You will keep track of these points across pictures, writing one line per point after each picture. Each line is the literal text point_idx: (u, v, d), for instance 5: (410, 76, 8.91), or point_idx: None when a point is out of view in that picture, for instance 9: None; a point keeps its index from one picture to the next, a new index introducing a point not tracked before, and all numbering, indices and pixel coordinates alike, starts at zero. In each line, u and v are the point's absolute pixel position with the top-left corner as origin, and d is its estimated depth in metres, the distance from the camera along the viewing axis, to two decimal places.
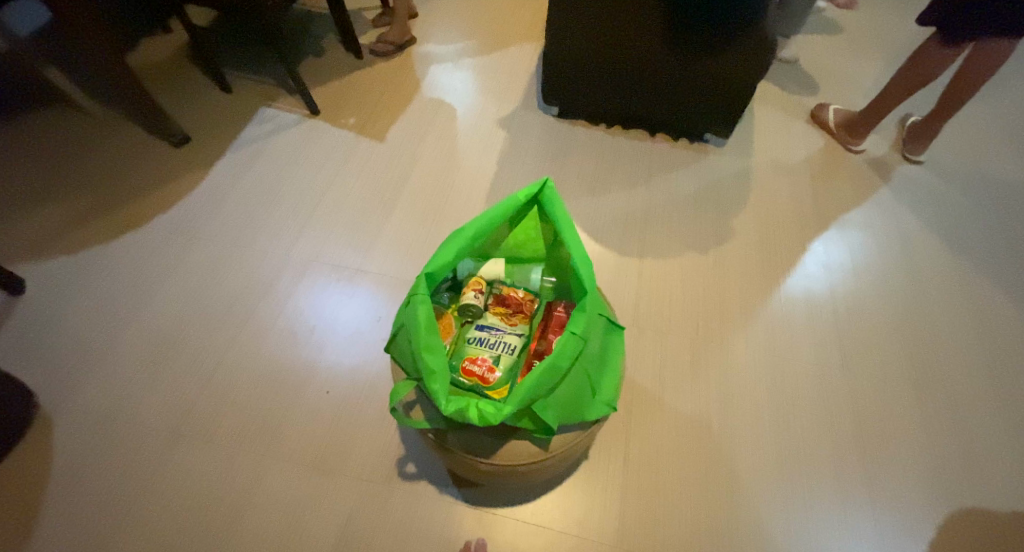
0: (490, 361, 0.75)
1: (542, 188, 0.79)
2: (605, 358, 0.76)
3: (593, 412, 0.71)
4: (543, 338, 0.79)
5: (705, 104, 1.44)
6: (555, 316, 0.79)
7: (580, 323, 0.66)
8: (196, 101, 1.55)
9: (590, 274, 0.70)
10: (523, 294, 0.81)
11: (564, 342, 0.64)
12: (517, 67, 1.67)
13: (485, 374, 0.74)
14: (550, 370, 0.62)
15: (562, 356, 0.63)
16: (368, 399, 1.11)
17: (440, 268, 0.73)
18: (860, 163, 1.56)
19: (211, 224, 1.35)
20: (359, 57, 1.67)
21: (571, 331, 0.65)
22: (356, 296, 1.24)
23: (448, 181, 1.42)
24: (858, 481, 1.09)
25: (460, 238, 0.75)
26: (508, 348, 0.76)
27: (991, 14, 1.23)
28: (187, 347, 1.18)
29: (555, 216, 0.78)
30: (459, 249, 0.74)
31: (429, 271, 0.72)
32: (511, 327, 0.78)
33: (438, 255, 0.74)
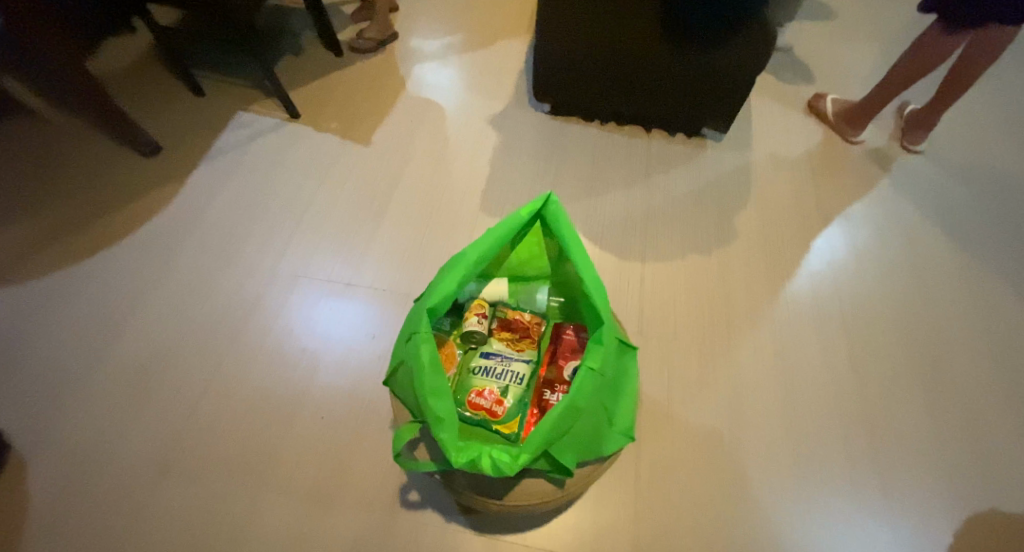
0: (498, 393, 0.71)
1: (546, 203, 0.73)
2: (620, 384, 0.72)
3: (610, 446, 0.68)
4: (553, 365, 0.76)
5: (702, 99, 1.39)
6: (565, 340, 0.77)
7: (596, 358, 0.62)
8: (167, 107, 1.46)
9: (604, 301, 0.67)
10: (530, 317, 0.78)
11: (581, 381, 0.60)
12: (505, 62, 1.61)
13: (493, 408, 0.70)
14: (568, 412, 0.59)
15: (578, 396, 0.59)
16: (365, 422, 1.06)
17: (441, 299, 0.69)
18: (859, 155, 1.53)
19: (190, 240, 1.27)
20: (339, 55, 1.58)
21: (588, 368, 0.61)
22: (349, 312, 1.17)
23: (439, 185, 1.36)
24: (873, 488, 1.06)
25: (462, 265, 0.71)
26: (516, 378, 0.72)
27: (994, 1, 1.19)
28: (170, 373, 1.12)
29: (560, 233, 0.72)
30: (461, 277, 0.70)
31: (431, 306, 0.67)
32: (519, 354, 0.75)
33: (440, 285, 0.69)
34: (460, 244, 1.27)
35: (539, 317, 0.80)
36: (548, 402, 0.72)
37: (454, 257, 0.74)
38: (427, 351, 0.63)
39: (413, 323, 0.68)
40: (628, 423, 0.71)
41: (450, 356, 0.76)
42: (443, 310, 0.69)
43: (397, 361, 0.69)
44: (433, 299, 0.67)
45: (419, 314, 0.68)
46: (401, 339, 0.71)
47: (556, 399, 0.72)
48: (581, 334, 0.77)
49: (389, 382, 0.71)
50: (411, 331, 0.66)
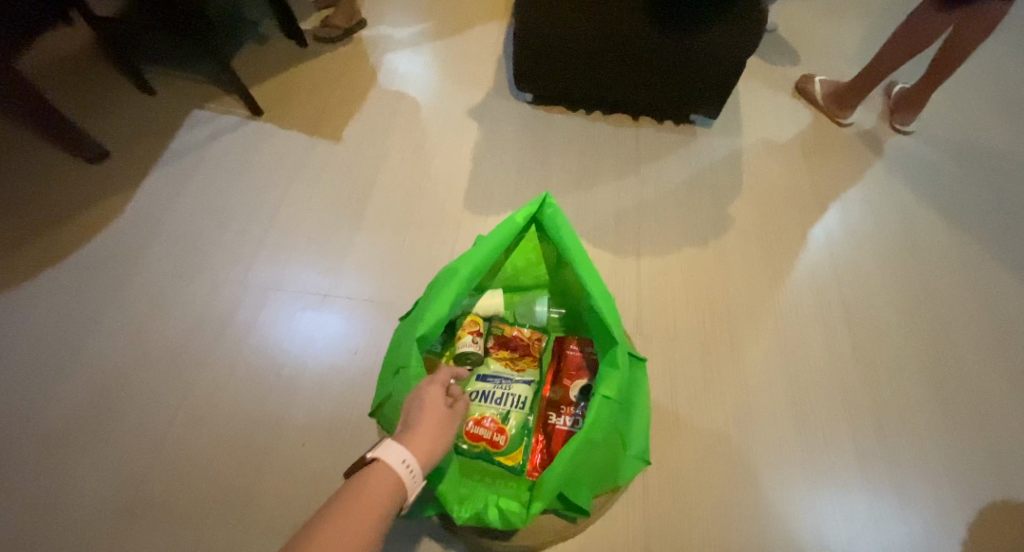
0: (500, 420, 0.73)
1: (542, 204, 0.76)
2: (634, 397, 0.72)
3: (628, 471, 0.68)
4: (556, 385, 0.81)
5: (692, 83, 1.32)
6: (571, 358, 0.82)
7: (612, 385, 0.65)
8: (114, 107, 1.34)
9: (616, 320, 0.69)
10: (529, 333, 0.83)
11: (597, 412, 0.63)
12: (482, 49, 1.52)
13: (495, 439, 0.71)
14: (585, 446, 0.62)
15: (596, 426, 0.62)
16: (352, 444, 0.98)
17: (434, 322, 0.73)
18: (850, 138, 1.49)
19: (148, 255, 1.16)
20: (304, 46, 1.47)
21: (604, 396, 0.64)
22: (328, 324, 1.09)
23: (419, 183, 1.27)
24: (887, 484, 1.03)
25: (454, 285, 0.75)
26: (517, 401, 0.75)
27: None
28: (132, 402, 1.02)
29: (556, 233, 0.76)
30: (454, 297, 0.75)
31: (422, 336, 0.72)
32: (520, 374, 0.79)
33: (431, 309, 0.74)
34: (445, 245, 1.19)
35: (539, 332, 0.85)
36: (555, 425, 0.76)
37: (446, 274, 0.79)
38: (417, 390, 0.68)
39: (402, 354, 0.73)
40: (643, 447, 0.70)
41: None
42: (434, 338, 0.73)
43: (383, 395, 0.74)
44: (423, 330, 0.71)
45: (410, 345, 0.72)
46: (391, 366, 0.75)
47: (562, 422, 0.76)
48: (584, 351, 0.83)
49: (375, 413, 0.76)
50: (400, 365, 0.71)
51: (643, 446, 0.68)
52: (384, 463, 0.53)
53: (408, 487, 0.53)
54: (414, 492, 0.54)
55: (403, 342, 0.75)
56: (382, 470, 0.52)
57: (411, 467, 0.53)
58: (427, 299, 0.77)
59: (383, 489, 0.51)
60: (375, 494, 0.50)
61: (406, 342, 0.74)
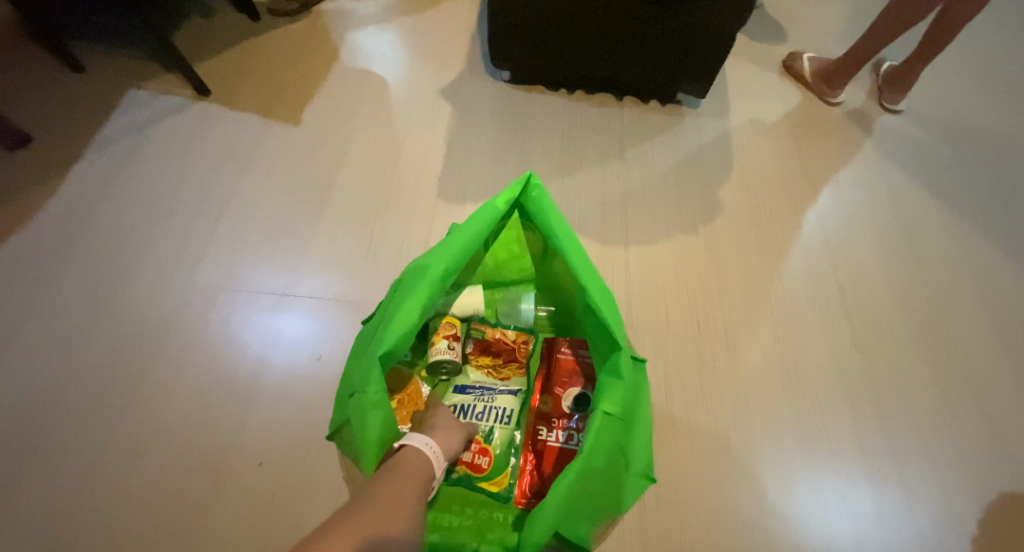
0: (482, 439, 0.71)
1: (527, 186, 0.73)
2: (639, 404, 0.67)
3: (636, 492, 0.63)
4: (547, 395, 0.75)
5: (677, 60, 1.24)
6: (563, 360, 0.76)
7: (613, 400, 0.60)
8: (40, 88, 1.20)
9: (616, 324, 0.64)
10: (515, 335, 0.78)
11: (598, 430, 0.58)
12: (453, 24, 1.41)
13: (477, 462, 0.68)
14: (586, 470, 0.57)
15: (596, 447, 0.57)
16: (319, 460, 0.89)
17: (404, 333, 0.64)
18: (840, 117, 1.43)
19: (78, 255, 1.04)
20: (257, 20, 1.34)
21: (604, 412, 0.59)
22: (288, 326, 0.99)
23: (388, 169, 1.17)
24: (892, 480, 0.99)
25: (424, 285, 0.67)
26: (501, 415, 0.73)
27: None
28: (61, 420, 0.91)
29: (542, 213, 0.71)
30: (427, 301, 0.66)
31: (387, 350, 0.63)
32: (505, 383, 0.76)
33: (398, 317, 0.65)
34: (418, 236, 1.09)
35: (525, 333, 0.79)
36: (546, 441, 0.71)
37: (417, 270, 0.71)
38: (378, 419, 0.59)
39: (360, 372, 0.63)
40: (649, 463, 0.65)
41: (415, 397, 0.74)
42: (400, 352, 0.64)
43: (342, 418, 0.66)
44: (387, 345, 0.62)
45: (371, 361, 0.63)
46: (350, 383, 0.66)
47: (554, 437, 0.71)
48: (578, 352, 0.77)
49: (334, 436, 0.67)
50: (358, 386, 0.61)
51: (648, 463, 0.63)
52: (412, 448, 0.59)
53: (435, 470, 0.59)
54: (439, 473, 0.60)
55: (365, 354, 0.66)
56: (412, 454, 0.59)
57: (436, 451, 0.60)
58: (393, 302, 0.68)
59: (418, 470, 0.57)
60: (411, 470, 0.57)
61: (367, 356, 0.65)
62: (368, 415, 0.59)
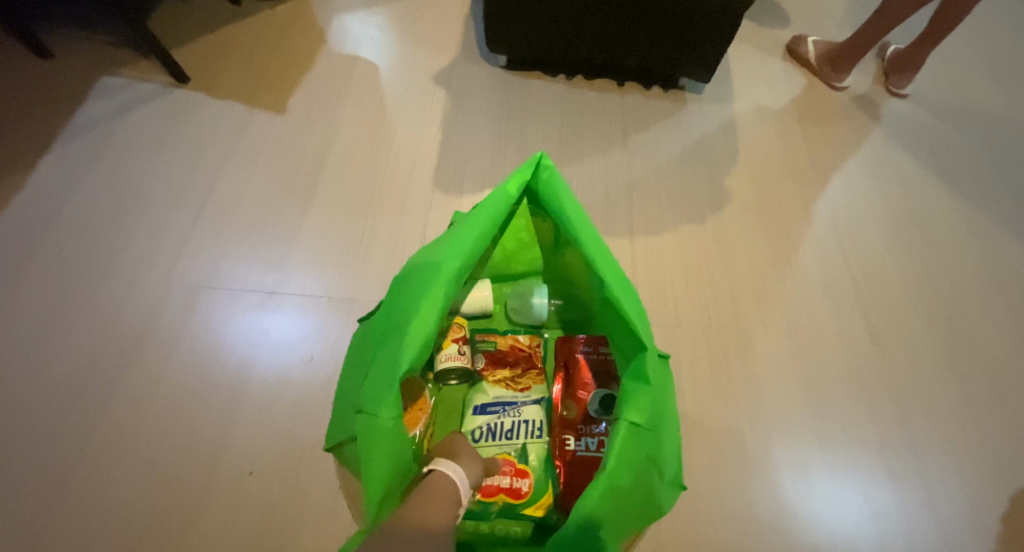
0: (515, 460, 0.65)
1: (537, 168, 0.68)
2: (667, 407, 0.62)
3: (667, 502, 0.58)
4: (569, 401, 0.70)
5: (682, 43, 1.18)
6: (578, 361, 0.72)
7: (640, 408, 0.55)
8: (5, 74, 1.12)
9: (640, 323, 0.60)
10: (529, 338, 0.77)
11: (625, 441, 0.54)
12: (445, 7, 1.35)
13: (517, 486, 0.63)
14: (614, 487, 0.52)
15: (624, 460, 0.53)
16: (312, 469, 0.84)
17: (420, 346, 0.58)
18: (845, 102, 1.39)
19: (48, 253, 0.97)
20: (237, 4, 1.27)
21: (631, 422, 0.55)
22: (276, 326, 0.93)
23: (380, 158, 1.11)
24: (913, 473, 0.96)
25: (440, 288, 0.61)
26: (530, 428, 0.69)
27: None
28: (30, 430, 0.84)
29: (553, 198, 0.66)
30: (442, 307, 0.60)
31: (404, 366, 0.56)
32: (524, 393, 0.72)
33: (414, 326, 0.58)
34: (414, 230, 1.04)
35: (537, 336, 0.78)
36: (575, 452, 0.66)
37: (424, 267, 0.64)
38: (389, 448, 0.53)
39: (371, 388, 0.57)
40: (679, 469, 0.60)
41: (422, 404, 0.69)
42: (416, 366, 0.58)
43: (348, 434, 0.59)
44: (406, 361, 0.56)
45: (386, 377, 0.56)
46: (356, 397, 0.60)
47: (585, 447, 0.66)
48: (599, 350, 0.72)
49: (337, 451, 0.61)
50: (368, 404, 0.55)
51: (679, 470, 0.59)
52: (437, 472, 0.52)
53: (464, 498, 0.52)
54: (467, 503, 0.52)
55: (373, 364, 0.60)
56: (439, 477, 0.52)
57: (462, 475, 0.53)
58: (403, 304, 0.62)
59: (445, 495, 0.50)
60: (433, 489, 0.50)
61: (376, 369, 0.58)
62: (381, 442, 0.53)
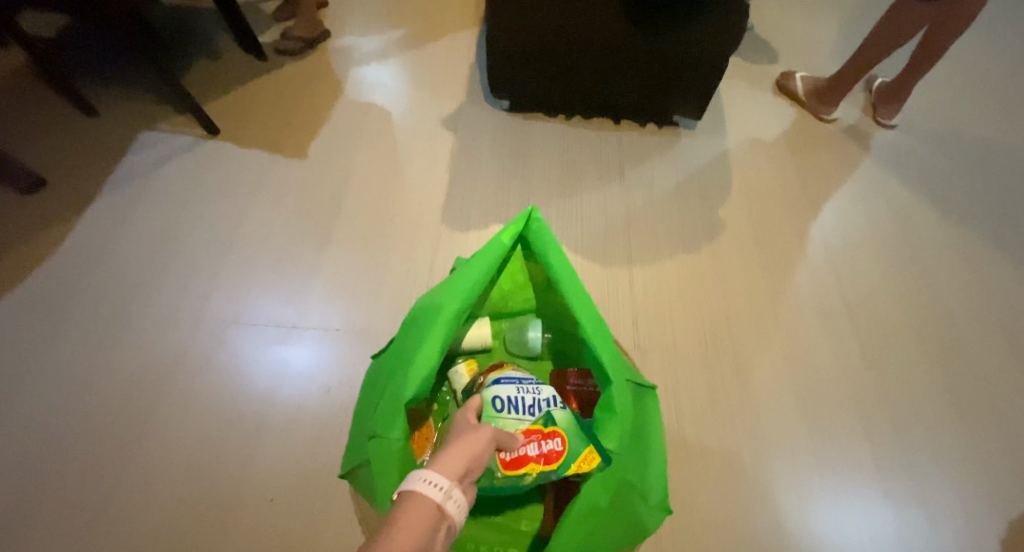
0: (541, 424, 0.61)
1: (529, 220, 0.74)
2: (646, 435, 0.69)
3: (653, 524, 0.64)
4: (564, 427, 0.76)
5: (674, 84, 1.26)
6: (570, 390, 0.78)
7: (610, 435, 0.62)
8: (56, 131, 1.23)
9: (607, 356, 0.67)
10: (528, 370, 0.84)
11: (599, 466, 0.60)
12: (453, 56, 1.45)
13: (551, 448, 0.59)
14: (590, 507, 0.59)
15: (598, 483, 0.60)
16: (329, 494, 0.89)
17: (425, 377, 0.65)
18: (835, 134, 1.45)
19: (92, 293, 1.05)
20: (262, 60, 1.38)
21: (603, 449, 0.61)
22: (298, 360, 1.00)
23: (393, 198, 1.19)
24: (910, 495, 0.98)
25: (441, 325, 0.68)
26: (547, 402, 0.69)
27: None
28: (74, 461, 0.91)
29: (545, 246, 0.73)
30: (443, 344, 0.68)
31: (411, 396, 0.64)
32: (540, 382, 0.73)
33: (418, 361, 0.66)
34: (424, 264, 1.11)
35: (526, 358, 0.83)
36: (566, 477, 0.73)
37: (430, 308, 0.72)
38: (398, 466, 0.60)
39: (381, 415, 0.64)
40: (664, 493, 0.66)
41: (427, 431, 0.75)
42: (421, 395, 0.65)
43: (361, 459, 0.66)
44: (411, 392, 0.63)
45: (393, 406, 0.64)
46: (369, 423, 0.67)
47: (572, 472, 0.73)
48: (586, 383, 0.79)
49: (351, 476, 0.67)
50: (379, 430, 0.62)
51: (664, 493, 0.64)
52: (409, 494, 0.40)
53: (444, 503, 0.40)
54: (456, 511, 0.41)
55: (384, 395, 0.67)
56: (410, 501, 0.40)
57: (438, 485, 0.41)
58: (411, 343, 0.69)
59: (412, 514, 0.39)
60: (407, 520, 0.38)
61: (386, 398, 0.65)
62: (390, 461, 0.60)
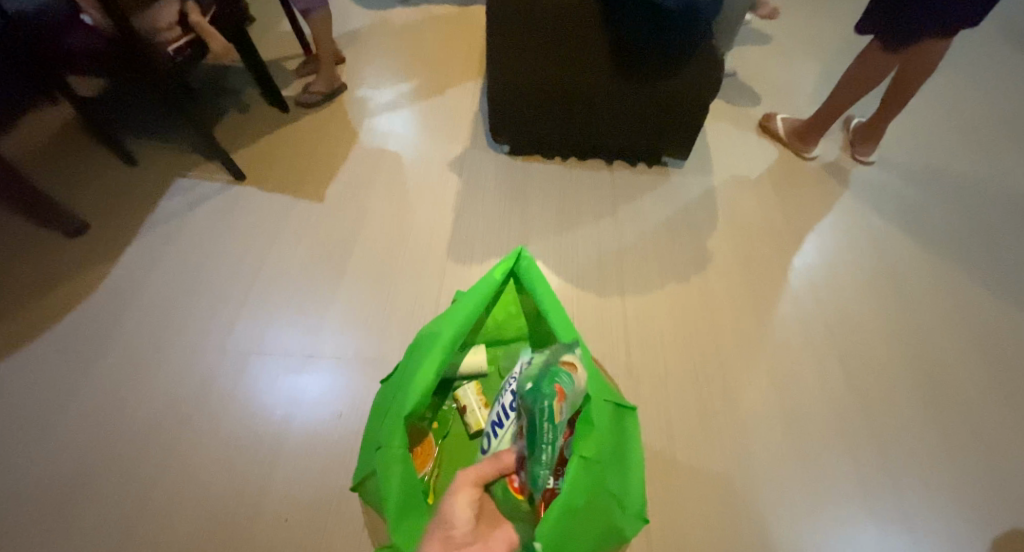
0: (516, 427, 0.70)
1: (519, 258, 0.83)
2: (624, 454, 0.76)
3: (630, 531, 0.71)
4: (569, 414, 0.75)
5: (661, 128, 1.36)
6: None
7: (589, 445, 0.68)
8: (97, 179, 1.36)
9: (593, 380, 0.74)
10: None
11: (577, 473, 0.66)
12: (459, 105, 1.57)
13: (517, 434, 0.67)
14: (569, 509, 0.64)
15: (576, 486, 0.65)
16: (340, 511, 0.95)
17: (423, 395, 0.73)
18: (816, 171, 1.55)
19: (126, 326, 1.15)
20: (285, 111, 1.51)
21: (582, 456, 0.67)
22: (312, 387, 1.08)
23: (404, 236, 1.29)
24: (893, 513, 1.03)
25: (438, 349, 0.77)
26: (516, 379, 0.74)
27: (929, 27, 1.19)
28: (106, 484, 0.98)
29: (533, 282, 0.82)
30: (439, 366, 0.76)
31: (410, 409, 0.72)
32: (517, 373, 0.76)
33: (416, 380, 0.74)
34: (431, 296, 1.19)
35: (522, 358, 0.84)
36: None
37: (430, 336, 0.81)
38: (400, 471, 0.67)
39: (385, 429, 0.72)
40: (641, 505, 0.74)
41: (428, 448, 0.83)
42: (419, 411, 0.74)
43: (367, 469, 0.73)
44: (410, 405, 0.72)
45: (395, 420, 0.72)
46: (375, 437, 0.75)
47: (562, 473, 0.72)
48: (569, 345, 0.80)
49: (357, 487, 0.75)
50: (384, 441, 0.70)
51: (641, 505, 0.73)
52: None
53: None
54: None
55: (388, 412, 0.75)
56: None
57: None
58: (411, 365, 0.78)
59: None
60: None
61: (390, 414, 0.74)
62: (393, 467, 0.68)
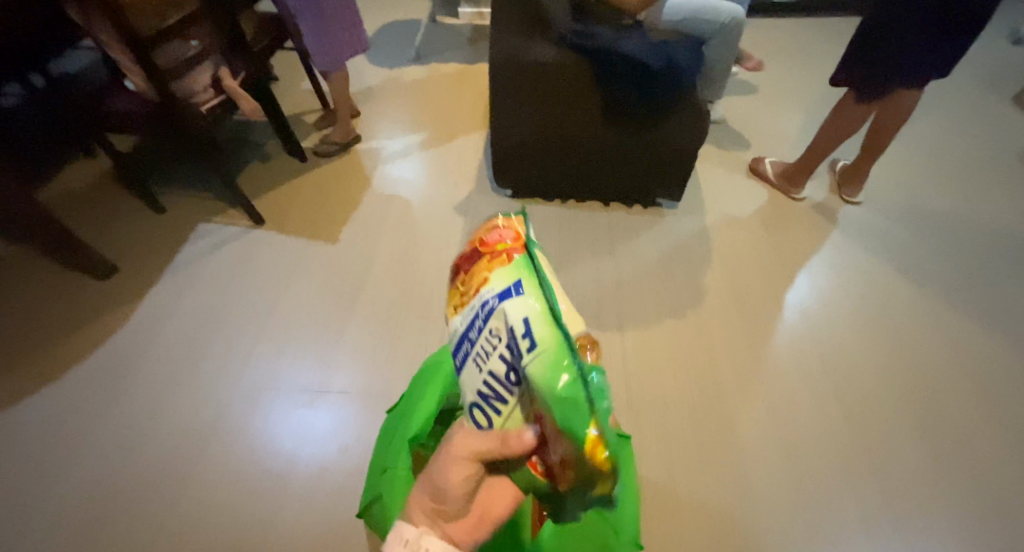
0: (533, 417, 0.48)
1: None
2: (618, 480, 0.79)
3: None
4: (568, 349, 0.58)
5: (654, 173, 1.45)
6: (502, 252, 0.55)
7: None
8: (126, 224, 1.45)
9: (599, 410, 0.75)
10: None
11: None
12: (465, 153, 1.67)
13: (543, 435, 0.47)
14: None
15: None
16: (348, 542, 0.98)
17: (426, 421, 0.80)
18: (805, 210, 1.62)
19: (147, 364, 1.20)
20: (303, 160, 1.62)
21: None
22: (322, 421, 1.12)
23: (413, 275, 1.35)
24: (893, 544, 1.05)
25: (442, 379, 0.83)
26: (499, 342, 0.50)
27: (903, 79, 1.28)
28: (122, 517, 1.01)
29: None
30: (442, 394, 0.82)
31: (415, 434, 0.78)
32: (495, 327, 0.50)
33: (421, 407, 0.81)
34: (438, 332, 1.25)
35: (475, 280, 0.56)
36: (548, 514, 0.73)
37: (433, 368, 0.87)
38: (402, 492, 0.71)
39: (391, 453, 0.77)
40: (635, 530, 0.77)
41: None
42: (423, 437, 0.79)
43: (373, 494, 0.77)
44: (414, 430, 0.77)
45: (400, 444, 0.77)
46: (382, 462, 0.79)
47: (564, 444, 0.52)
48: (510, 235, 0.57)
49: (363, 511, 0.78)
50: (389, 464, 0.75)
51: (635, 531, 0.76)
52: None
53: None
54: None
55: (394, 438, 0.80)
56: None
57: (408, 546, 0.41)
58: (417, 394, 0.84)
59: None
60: None
61: (395, 440, 0.79)
62: (396, 488, 0.72)
